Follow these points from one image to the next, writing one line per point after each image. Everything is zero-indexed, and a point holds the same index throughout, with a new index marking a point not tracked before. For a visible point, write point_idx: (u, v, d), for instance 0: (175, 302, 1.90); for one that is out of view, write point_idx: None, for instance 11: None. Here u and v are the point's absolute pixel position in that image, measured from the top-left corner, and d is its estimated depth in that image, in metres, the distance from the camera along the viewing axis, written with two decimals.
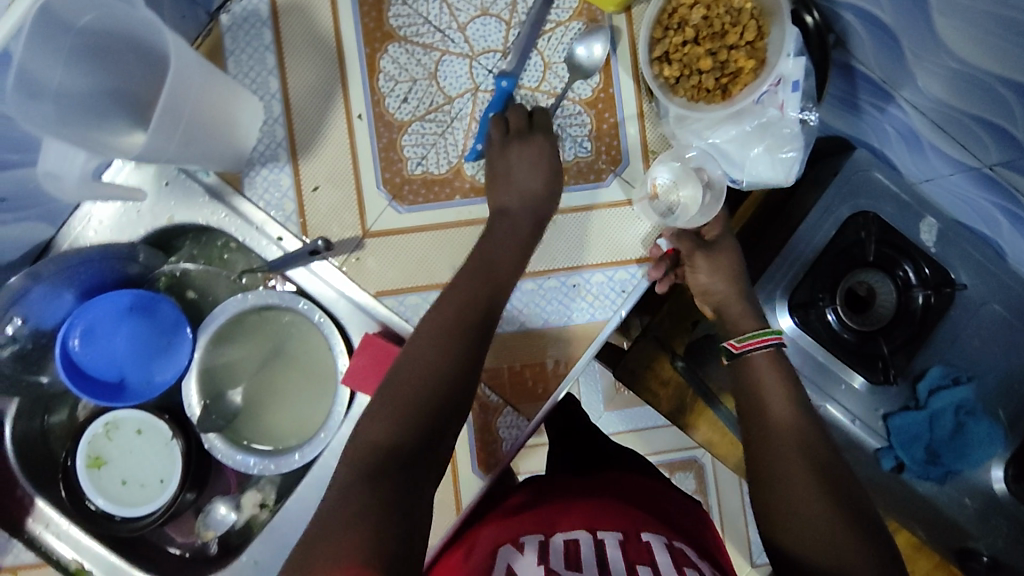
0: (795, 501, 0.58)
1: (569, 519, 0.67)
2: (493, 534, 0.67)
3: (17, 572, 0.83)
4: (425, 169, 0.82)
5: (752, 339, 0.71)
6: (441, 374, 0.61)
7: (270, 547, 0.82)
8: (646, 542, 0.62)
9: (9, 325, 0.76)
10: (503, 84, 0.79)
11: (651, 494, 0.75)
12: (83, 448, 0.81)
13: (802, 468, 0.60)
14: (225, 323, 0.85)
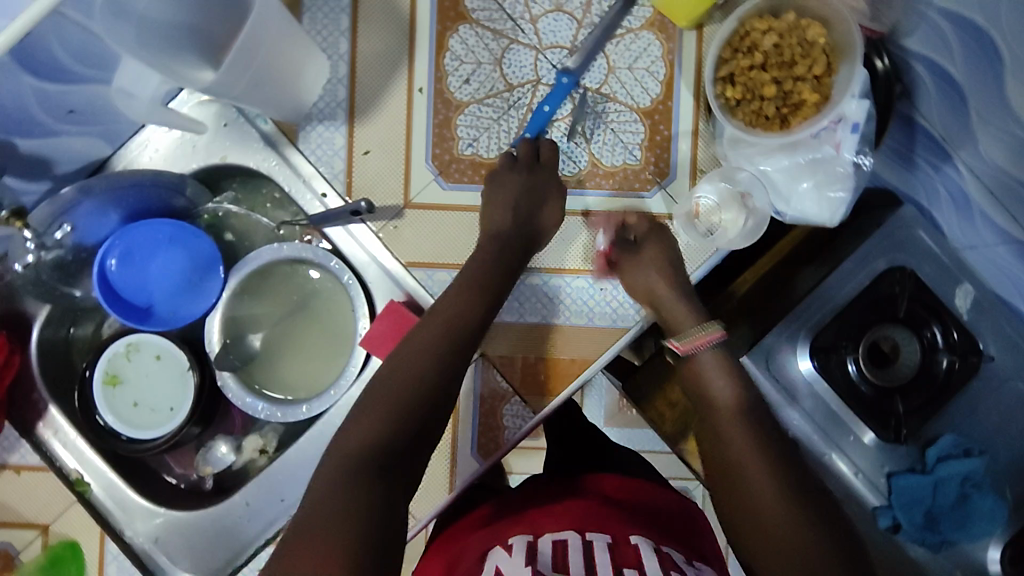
0: (761, 519, 0.61)
1: (557, 517, 0.69)
2: (480, 537, 0.69)
3: (19, 472, 0.82)
4: (475, 152, 0.83)
5: (693, 341, 0.73)
6: (420, 392, 0.62)
7: (263, 492, 0.82)
8: (635, 544, 0.64)
9: (57, 231, 0.79)
10: (564, 80, 0.80)
11: (647, 494, 0.75)
12: (103, 364, 0.83)
13: (769, 479, 0.62)
14: (255, 270, 0.87)
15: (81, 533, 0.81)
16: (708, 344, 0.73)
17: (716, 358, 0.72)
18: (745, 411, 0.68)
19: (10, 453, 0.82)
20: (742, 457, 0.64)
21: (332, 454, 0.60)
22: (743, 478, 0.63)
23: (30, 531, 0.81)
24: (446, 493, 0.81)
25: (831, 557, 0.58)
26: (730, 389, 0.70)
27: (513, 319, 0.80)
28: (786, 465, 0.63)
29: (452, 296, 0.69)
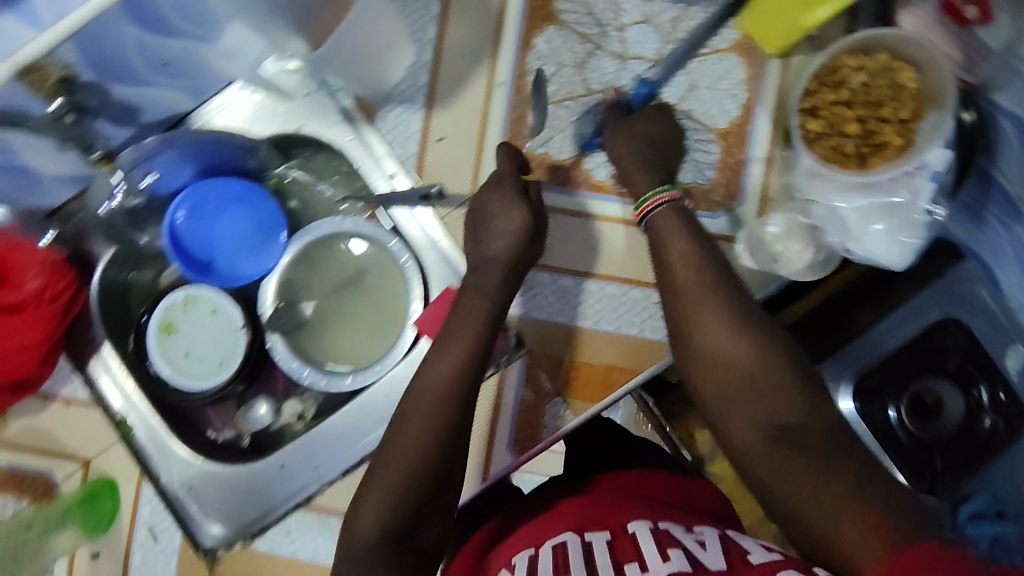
0: (732, 379, 0.61)
1: (558, 521, 0.67)
2: (499, 546, 0.69)
3: (68, 405, 0.85)
4: (547, 152, 0.83)
5: (646, 204, 0.72)
6: (418, 463, 0.64)
7: (301, 455, 0.84)
8: (632, 534, 0.62)
9: (143, 179, 0.80)
10: (643, 90, 0.80)
11: (648, 485, 0.74)
12: (160, 312, 0.85)
13: (735, 336, 0.62)
14: (317, 239, 0.90)
15: (118, 473, 0.84)
16: (660, 205, 0.71)
17: (674, 215, 0.70)
18: (709, 268, 0.66)
19: (61, 385, 0.85)
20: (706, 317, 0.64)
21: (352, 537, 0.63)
22: (708, 338, 0.63)
23: (71, 463, 0.84)
24: (479, 480, 0.84)
25: (783, 382, 0.60)
26: (688, 248, 0.68)
27: (564, 321, 0.81)
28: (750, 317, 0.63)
29: (442, 365, 0.69)
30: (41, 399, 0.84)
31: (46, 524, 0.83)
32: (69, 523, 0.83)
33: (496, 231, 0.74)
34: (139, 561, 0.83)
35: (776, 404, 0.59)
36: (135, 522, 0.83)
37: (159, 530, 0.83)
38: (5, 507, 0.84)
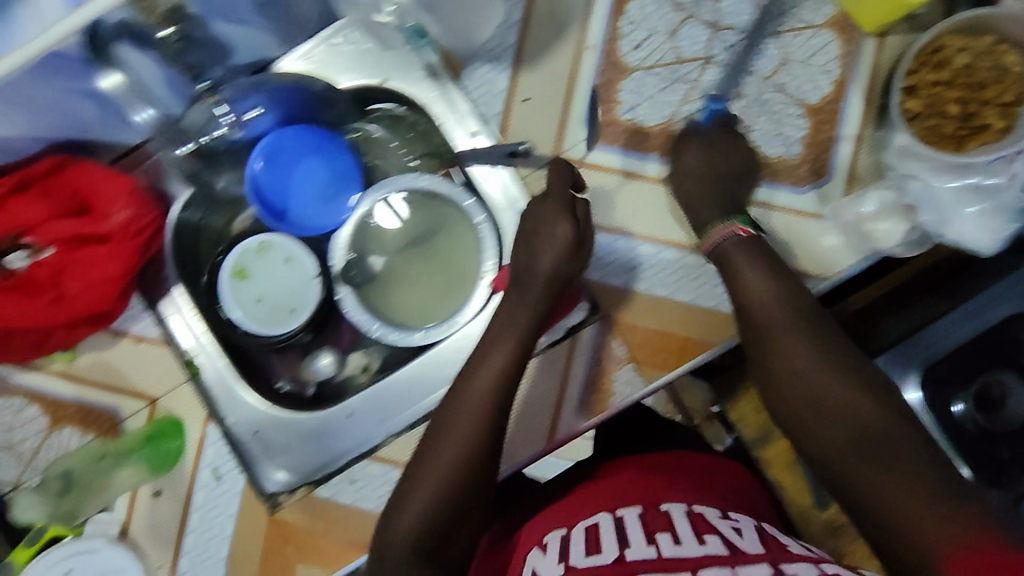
0: (811, 398, 0.65)
1: (588, 504, 0.75)
2: (538, 525, 0.76)
3: (138, 343, 0.84)
4: (634, 117, 0.81)
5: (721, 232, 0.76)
6: (457, 470, 0.68)
7: (368, 404, 0.86)
8: (665, 512, 0.69)
9: (250, 111, 0.79)
10: (716, 106, 0.79)
11: (677, 468, 0.82)
12: (234, 257, 0.86)
13: (814, 358, 0.66)
14: (391, 194, 0.90)
15: (185, 413, 0.84)
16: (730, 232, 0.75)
17: (747, 246, 0.74)
18: (787, 294, 0.71)
19: (133, 322, 0.85)
20: (786, 340, 0.68)
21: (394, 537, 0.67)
22: (786, 359, 0.67)
23: (139, 401, 0.84)
24: (544, 445, 0.82)
25: (868, 400, 0.63)
26: (764, 274, 0.72)
27: (642, 289, 0.80)
28: (827, 341, 0.68)
29: (480, 378, 0.72)
30: (111, 335, 0.84)
31: (112, 459, 0.83)
32: (133, 460, 0.82)
33: (544, 244, 0.75)
34: (201, 501, 0.83)
35: (861, 419, 0.62)
36: (200, 462, 0.83)
37: (223, 471, 0.83)
38: (69, 440, 0.84)
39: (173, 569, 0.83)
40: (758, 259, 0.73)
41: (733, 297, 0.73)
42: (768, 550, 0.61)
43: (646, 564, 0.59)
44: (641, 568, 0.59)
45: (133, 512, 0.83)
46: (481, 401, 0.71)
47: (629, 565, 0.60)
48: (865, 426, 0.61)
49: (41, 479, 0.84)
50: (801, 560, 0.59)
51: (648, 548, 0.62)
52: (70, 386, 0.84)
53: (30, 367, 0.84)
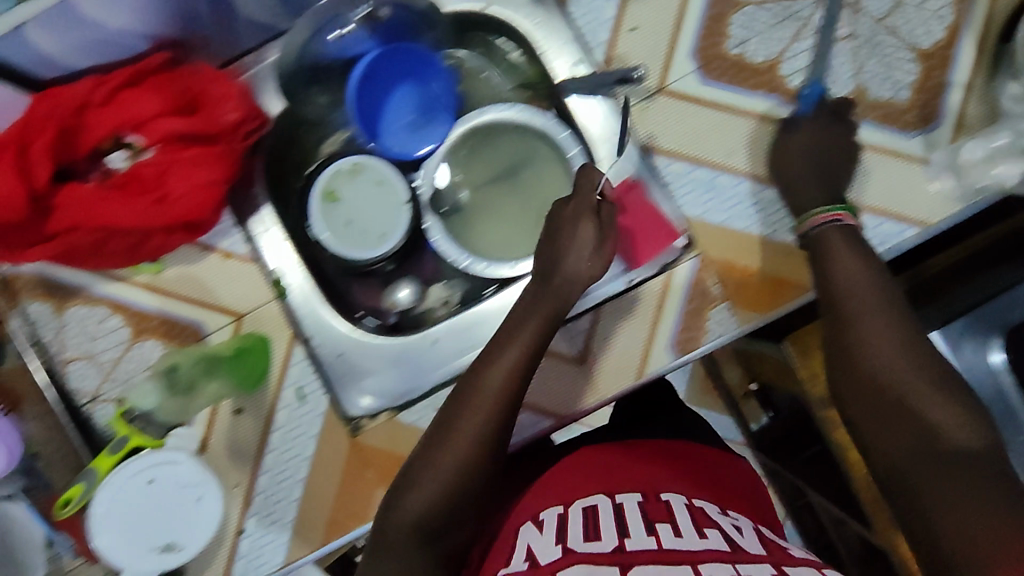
0: (885, 392, 0.60)
1: (582, 488, 0.73)
2: (529, 504, 0.75)
3: (227, 259, 0.83)
4: (743, 53, 0.79)
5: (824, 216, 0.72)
6: (464, 463, 0.65)
7: (454, 333, 0.85)
8: (665, 500, 0.69)
9: (337, 31, 0.80)
10: (812, 89, 0.77)
11: (674, 458, 0.81)
12: (325, 178, 0.85)
13: (897, 351, 0.61)
14: (484, 124, 0.88)
15: (271, 330, 0.83)
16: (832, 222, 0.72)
17: (843, 235, 0.70)
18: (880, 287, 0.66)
19: (222, 238, 0.83)
20: (872, 329, 0.63)
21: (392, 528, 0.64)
22: (862, 351, 0.63)
23: (224, 316, 0.83)
24: (633, 379, 0.82)
25: (950, 406, 0.58)
26: (855, 262, 0.68)
27: (742, 227, 0.80)
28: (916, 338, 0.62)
29: (492, 371, 0.68)
30: (200, 249, 0.83)
31: (193, 374, 0.79)
32: (219, 374, 0.79)
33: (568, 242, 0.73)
34: (283, 421, 0.82)
35: (934, 425, 0.57)
36: (284, 380, 0.83)
37: (307, 391, 0.83)
38: (150, 353, 0.83)
39: (249, 489, 0.82)
40: (847, 251, 0.69)
41: (823, 284, 0.69)
42: (770, 552, 0.61)
43: (648, 555, 0.57)
44: (644, 558, 0.56)
45: (212, 428, 0.82)
46: (494, 390, 0.67)
47: (628, 555, 0.57)
48: (941, 433, 0.57)
49: (119, 392, 0.83)
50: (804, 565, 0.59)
51: (650, 538, 0.60)
52: (154, 299, 0.83)
53: (115, 277, 0.84)
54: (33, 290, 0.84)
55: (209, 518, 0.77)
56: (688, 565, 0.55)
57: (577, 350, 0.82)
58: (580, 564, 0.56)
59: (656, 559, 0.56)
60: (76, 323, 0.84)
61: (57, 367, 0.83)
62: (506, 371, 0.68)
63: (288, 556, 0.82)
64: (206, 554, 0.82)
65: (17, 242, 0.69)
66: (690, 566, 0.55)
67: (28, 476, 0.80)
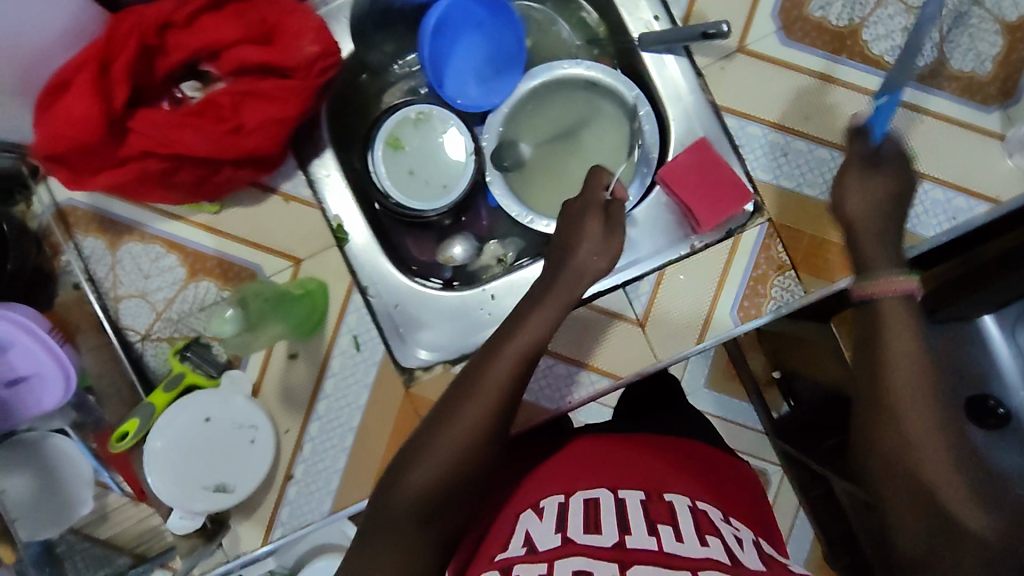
0: (907, 475, 0.58)
1: (583, 478, 0.67)
2: (529, 487, 0.69)
3: (288, 200, 0.82)
4: (825, 16, 0.79)
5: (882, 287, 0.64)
6: (473, 442, 0.63)
7: (510, 287, 0.85)
8: (669, 501, 0.62)
9: None
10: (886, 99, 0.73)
11: (684, 454, 0.73)
12: (389, 125, 0.85)
13: (927, 435, 0.58)
14: (550, 80, 0.87)
15: (330, 276, 0.81)
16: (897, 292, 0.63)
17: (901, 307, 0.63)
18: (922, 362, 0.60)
19: (285, 180, 0.82)
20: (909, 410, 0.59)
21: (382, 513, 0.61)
22: (886, 430, 0.60)
23: (283, 260, 0.81)
24: (692, 344, 0.80)
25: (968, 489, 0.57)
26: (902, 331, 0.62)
27: (814, 194, 0.79)
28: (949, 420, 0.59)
29: (493, 368, 0.66)
30: (261, 191, 0.82)
31: (258, 313, 0.80)
32: (276, 318, 0.80)
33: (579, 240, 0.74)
34: (338, 368, 0.81)
35: (955, 517, 0.56)
36: (340, 328, 0.81)
37: (362, 339, 0.81)
38: (205, 294, 0.81)
39: (300, 435, 0.81)
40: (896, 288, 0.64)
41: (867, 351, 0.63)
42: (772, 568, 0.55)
43: (648, 556, 0.53)
44: (646, 558, 0.52)
45: (265, 373, 0.80)
46: (495, 384, 0.65)
47: (630, 552, 0.53)
48: (957, 521, 0.56)
49: (171, 333, 0.80)
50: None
51: (651, 539, 0.55)
52: (211, 239, 0.81)
53: (171, 215, 0.82)
54: (86, 226, 0.81)
55: (266, 453, 0.78)
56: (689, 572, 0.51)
57: (637, 312, 0.81)
58: (579, 556, 0.53)
59: (657, 561, 0.52)
60: (130, 260, 0.81)
61: (108, 305, 0.80)
62: (516, 358, 0.66)
63: (335, 503, 0.80)
64: (254, 498, 0.81)
65: (86, 168, 0.70)
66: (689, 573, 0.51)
67: (79, 410, 0.79)
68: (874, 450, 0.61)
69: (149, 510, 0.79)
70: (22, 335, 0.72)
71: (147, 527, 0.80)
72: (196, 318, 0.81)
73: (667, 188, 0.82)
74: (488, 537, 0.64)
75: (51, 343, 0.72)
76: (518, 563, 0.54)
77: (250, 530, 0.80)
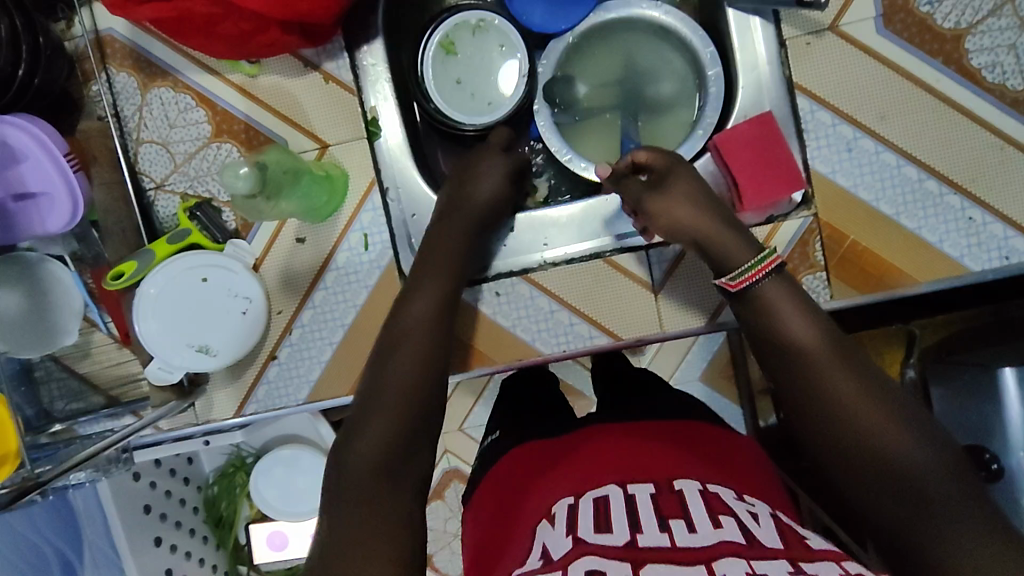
0: (856, 452, 0.53)
1: (594, 469, 0.62)
2: (547, 485, 0.63)
3: (328, 80, 0.78)
4: (931, 13, 0.72)
5: (752, 272, 0.64)
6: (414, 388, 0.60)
7: (532, 225, 0.83)
8: (680, 490, 0.57)
9: None
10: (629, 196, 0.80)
11: (690, 432, 0.68)
12: (448, 26, 0.80)
13: (861, 412, 0.54)
14: (623, 17, 0.82)
15: (354, 168, 0.79)
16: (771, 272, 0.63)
17: (779, 290, 0.63)
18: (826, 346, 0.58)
19: (328, 59, 0.78)
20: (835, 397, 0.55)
21: (352, 431, 0.57)
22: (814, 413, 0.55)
23: (311, 141, 0.79)
24: (704, 321, 0.78)
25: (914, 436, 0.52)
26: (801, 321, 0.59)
27: (867, 199, 0.75)
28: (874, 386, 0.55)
29: None
30: (302, 65, 0.78)
31: (274, 180, 0.73)
32: (287, 195, 0.75)
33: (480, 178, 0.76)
34: (342, 262, 0.80)
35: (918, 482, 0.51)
36: (352, 224, 0.80)
37: (373, 239, 0.79)
38: (226, 157, 0.79)
39: (291, 319, 0.80)
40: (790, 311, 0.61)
41: (774, 345, 0.60)
42: (788, 545, 0.50)
43: (658, 554, 0.48)
44: (658, 556, 0.48)
45: (270, 249, 0.80)
46: None
47: (643, 552, 0.48)
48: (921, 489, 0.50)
49: (185, 188, 0.80)
50: (824, 560, 0.47)
51: (664, 535, 0.50)
52: (243, 102, 0.79)
53: (208, 68, 0.79)
54: (121, 61, 0.80)
55: (255, 326, 0.78)
56: (702, 564, 0.46)
57: (655, 277, 0.78)
58: (591, 557, 0.48)
59: (675, 558, 0.47)
60: (158, 105, 0.80)
61: (130, 145, 0.80)
62: None
63: (311, 395, 0.81)
64: (234, 369, 0.81)
65: None
66: (703, 566, 0.46)
67: (81, 242, 0.77)
68: (812, 441, 0.56)
69: (131, 355, 0.81)
70: (38, 151, 0.69)
71: (126, 370, 0.82)
72: (213, 179, 0.80)
73: (720, 157, 0.77)
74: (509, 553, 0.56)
75: (67, 167, 0.70)
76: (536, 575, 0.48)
77: (226, 400, 0.81)
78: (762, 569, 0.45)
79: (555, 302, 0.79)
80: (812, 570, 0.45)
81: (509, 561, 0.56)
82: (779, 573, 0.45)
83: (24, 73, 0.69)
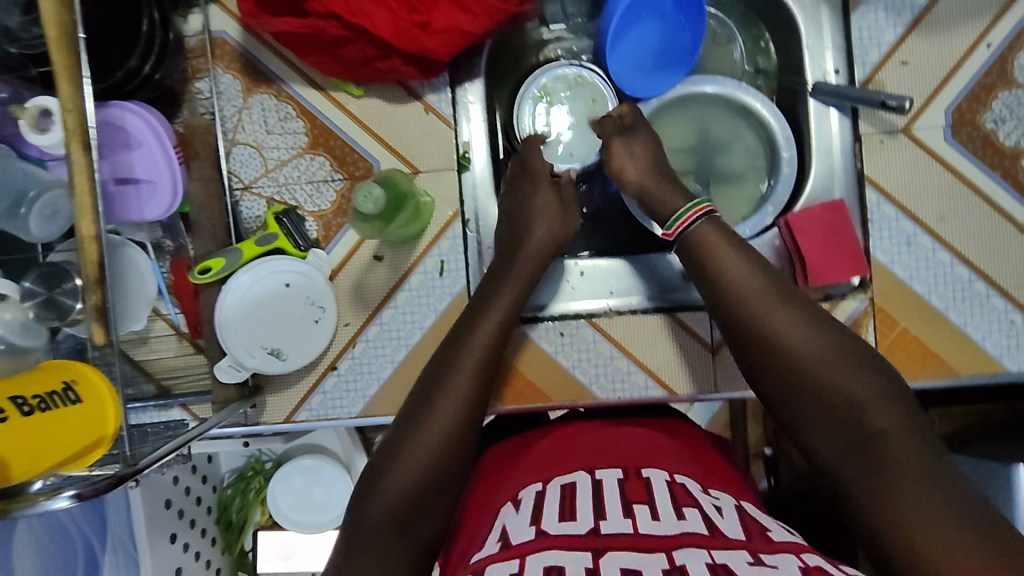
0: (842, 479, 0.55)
1: (560, 461, 0.63)
2: (518, 471, 0.64)
3: (427, 110, 0.82)
4: (995, 130, 0.79)
5: (681, 221, 0.70)
6: (468, 405, 0.64)
7: (602, 274, 0.86)
8: (647, 476, 0.58)
9: None
10: None
11: (669, 429, 0.70)
12: (545, 78, 0.87)
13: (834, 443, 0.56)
14: (713, 92, 0.87)
15: (440, 197, 0.82)
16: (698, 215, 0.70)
17: (809, 343, 0.60)
18: (818, 398, 0.58)
19: (431, 91, 0.82)
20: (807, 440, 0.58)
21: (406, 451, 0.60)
22: (817, 423, 0.59)
23: (403, 165, 0.82)
24: (704, 389, 0.82)
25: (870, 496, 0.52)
26: (774, 374, 0.61)
27: (920, 291, 0.79)
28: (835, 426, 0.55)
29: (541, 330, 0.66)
30: (406, 94, 0.82)
31: (397, 201, 0.76)
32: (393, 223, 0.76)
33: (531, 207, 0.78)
34: (415, 284, 0.82)
35: None
36: (431, 249, 0.82)
37: (449, 266, 0.82)
38: (318, 169, 0.82)
39: (357, 332, 0.82)
40: (763, 352, 0.61)
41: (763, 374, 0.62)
42: (750, 536, 0.51)
43: (621, 540, 0.48)
44: (620, 544, 0.47)
45: (347, 263, 0.82)
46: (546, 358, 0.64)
47: (604, 538, 0.48)
48: None
49: (272, 194, 0.82)
50: (785, 550, 0.48)
51: (627, 521, 0.50)
52: (344, 121, 0.82)
53: (315, 83, 0.82)
54: (228, 63, 0.82)
55: (324, 335, 0.79)
56: (662, 552, 0.47)
57: (713, 339, 0.82)
58: (554, 549, 0.47)
59: (635, 546, 0.47)
60: (258, 110, 0.82)
61: (224, 145, 0.82)
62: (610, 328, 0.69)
63: (364, 410, 0.82)
64: (293, 374, 0.82)
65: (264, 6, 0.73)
66: (664, 554, 0.46)
67: (166, 232, 0.78)
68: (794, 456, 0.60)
69: (192, 349, 0.81)
70: (152, 141, 0.72)
71: (184, 363, 0.81)
72: (301, 189, 0.82)
73: (788, 236, 0.82)
74: (470, 542, 0.57)
75: (174, 159, 0.72)
76: (494, 564, 0.47)
77: (278, 405, 0.82)
78: (722, 558, 0.46)
79: (615, 349, 0.83)
80: (772, 561, 0.46)
81: (468, 546, 0.57)
82: (739, 562, 0.46)
83: (149, 69, 0.72)
